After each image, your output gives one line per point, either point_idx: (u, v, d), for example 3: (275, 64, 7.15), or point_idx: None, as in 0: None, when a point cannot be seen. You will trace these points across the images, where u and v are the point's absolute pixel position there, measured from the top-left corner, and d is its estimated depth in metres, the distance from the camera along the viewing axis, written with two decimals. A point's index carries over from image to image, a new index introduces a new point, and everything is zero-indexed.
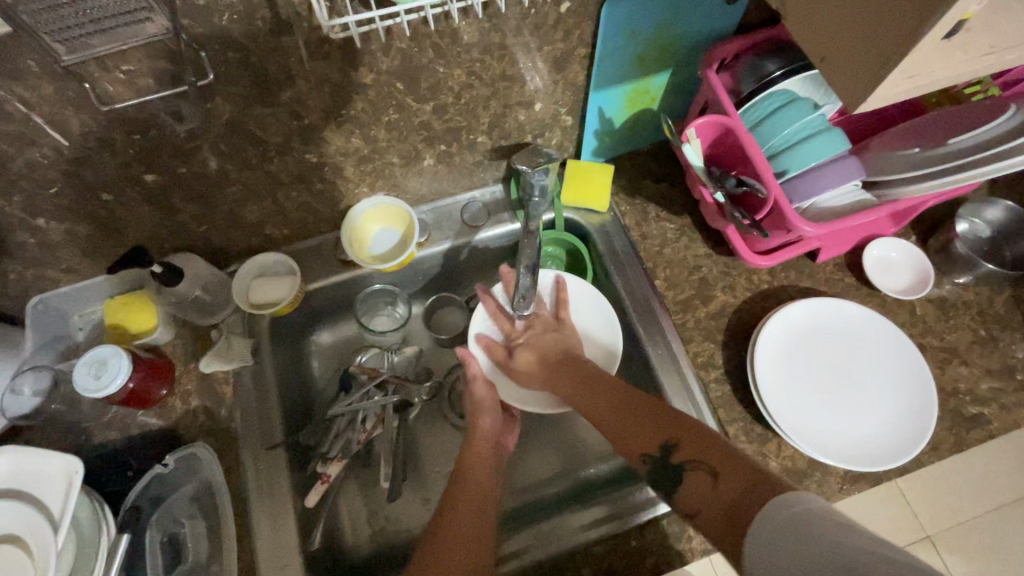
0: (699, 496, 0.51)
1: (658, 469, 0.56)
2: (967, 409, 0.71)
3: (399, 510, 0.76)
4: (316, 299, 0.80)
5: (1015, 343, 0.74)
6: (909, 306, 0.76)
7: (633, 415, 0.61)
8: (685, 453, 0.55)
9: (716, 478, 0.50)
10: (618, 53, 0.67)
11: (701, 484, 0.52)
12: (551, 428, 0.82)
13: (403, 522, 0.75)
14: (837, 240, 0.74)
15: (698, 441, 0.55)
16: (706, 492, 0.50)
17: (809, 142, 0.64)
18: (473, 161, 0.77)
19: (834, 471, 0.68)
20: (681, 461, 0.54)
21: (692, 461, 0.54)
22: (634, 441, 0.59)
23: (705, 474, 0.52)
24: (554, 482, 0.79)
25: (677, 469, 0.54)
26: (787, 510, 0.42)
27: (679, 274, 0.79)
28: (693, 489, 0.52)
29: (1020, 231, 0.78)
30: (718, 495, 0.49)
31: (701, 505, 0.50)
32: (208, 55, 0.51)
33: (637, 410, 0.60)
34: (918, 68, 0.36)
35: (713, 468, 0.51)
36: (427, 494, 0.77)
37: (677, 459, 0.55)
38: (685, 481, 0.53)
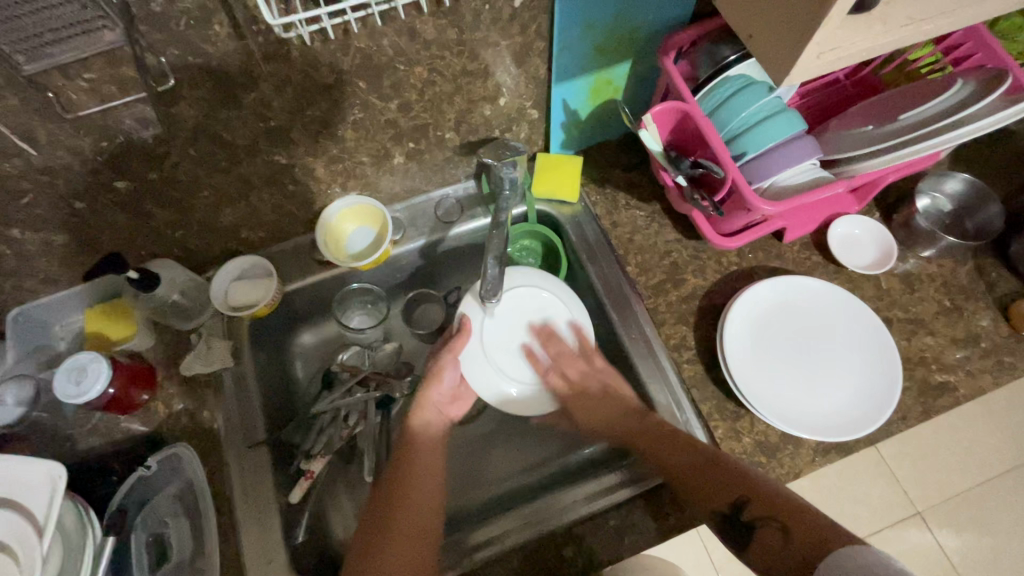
0: (772, 556, 0.55)
1: (727, 522, 0.59)
2: (934, 376, 0.72)
3: None
4: (296, 299, 0.81)
5: (979, 312, 0.76)
6: (874, 281, 0.78)
7: (676, 469, 0.63)
8: (753, 508, 0.59)
9: (787, 537, 0.55)
10: (576, 46, 0.69)
11: (773, 540, 0.56)
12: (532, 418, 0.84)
13: None
14: (801, 219, 0.76)
15: (765, 502, 0.58)
16: (777, 552, 0.55)
17: (765, 123, 0.66)
18: (443, 158, 0.79)
19: (806, 443, 0.69)
20: (752, 516, 0.58)
21: (763, 518, 0.57)
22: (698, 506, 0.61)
23: (775, 534, 0.56)
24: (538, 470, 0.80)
25: (748, 526, 0.58)
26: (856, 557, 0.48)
27: (651, 259, 0.80)
28: (765, 549, 0.56)
29: (979, 202, 0.80)
30: (789, 551, 0.54)
31: (776, 564, 0.55)
32: (168, 60, 0.52)
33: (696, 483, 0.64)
34: (835, 41, 0.37)
35: (784, 526, 0.56)
36: None
37: (744, 517, 0.58)
38: (757, 536, 0.57)
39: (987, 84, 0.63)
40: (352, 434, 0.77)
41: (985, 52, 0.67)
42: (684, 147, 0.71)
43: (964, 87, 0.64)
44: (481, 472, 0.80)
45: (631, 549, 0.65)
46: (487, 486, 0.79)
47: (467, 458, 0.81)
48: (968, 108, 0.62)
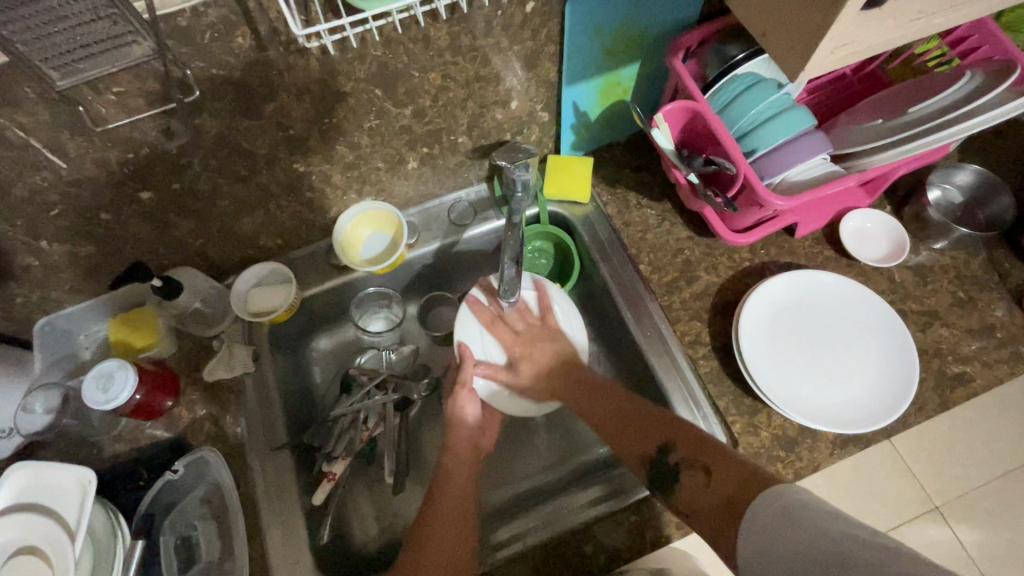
0: (691, 493, 0.59)
1: (659, 470, 0.63)
2: (950, 368, 0.72)
3: (405, 505, 0.78)
4: (314, 305, 0.83)
5: (994, 303, 0.76)
6: (887, 273, 0.78)
7: (619, 424, 0.69)
8: (680, 452, 0.63)
9: (708, 477, 0.58)
10: (586, 49, 0.70)
11: (699, 479, 0.59)
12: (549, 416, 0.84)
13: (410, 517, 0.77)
14: (811, 213, 0.77)
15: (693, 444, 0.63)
16: (698, 491, 0.58)
17: (775, 119, 0.67)
18: (456, 162, 0.80)
19: (823, 436, 0.69)
20: (678, 460, 0.62)
21: (687, 460, 0.62)
22: (632, 450, 0.67)
23: (699, 474, 0.60)
24: (557, 468, 0.81)
25: (674, 468, 0.62)
26: (780, 500, 0.49)
27: (663, 257, 0.81)
28: (688, 490, 0.60)
29: (991, 193, 0.81)
30: (712, 489, 0.57)
31: (697, 502, 0.58)
32: (192, 73, 0.54)
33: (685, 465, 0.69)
34: (848, 37, 0.38)
35: (706, 466, 0.59)
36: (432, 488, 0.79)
37: (672, 459, 0.63)
38: (682, 479, 0.61)
39: (997, 76, 0.64)
40: (371, 436, 0.77)
41: (992, 46, 0.68)
42: (692, 146, 0.72)
43: (974, 80, 0.65)
44: (499, 471, 0.80)
45: (651, 544, 0.66)
46: (504, 485, 0.79)
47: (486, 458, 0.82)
48: (979, 100, 0.62)
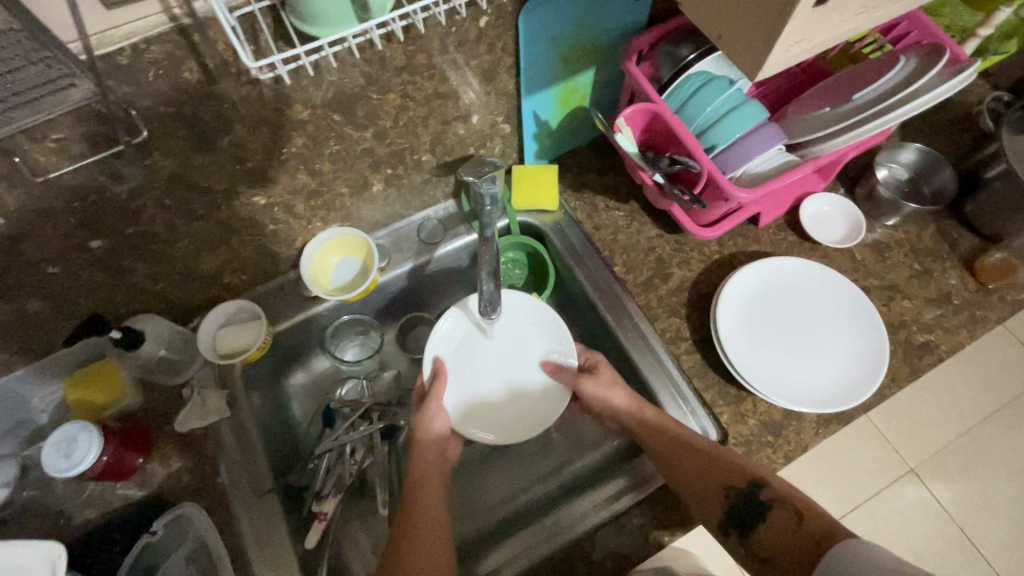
0: (776, 536, 0.58)
1: (736, 506, 0.61)
2: (915, 337, 0.76)
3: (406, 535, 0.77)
4: (286, 339, 0.80)
5: (947, 272, 0.80)
6: (848, 253, 0.81)
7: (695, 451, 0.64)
8: (771, 490, 0.61)
9: (801, 522, 0.58)
10: (543, 59, 0.71)
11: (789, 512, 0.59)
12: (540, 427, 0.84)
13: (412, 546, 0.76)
14: (772, 203, 0.80)
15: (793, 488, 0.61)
16: (784, 538, 0.58)
17: (730, 115, 0.70)
18: (421, 180, 0.79)
19: (808, 417, 0.71)
20: (767, 498, 0.61)
21: (776, 501, 0.60)
22: (716, 476, 0.63)
23: (787, 514, 0.59)
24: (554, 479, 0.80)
25: (760, 508, 0.60)
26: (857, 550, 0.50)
27: (636, 257, 0.82)
28: (772, 530, 0.59)
29: (935, 167, 0.85)
30: (805, 529, 0.57)
31: (778, 546, 0.58)
32: (138, 112, 0.52)
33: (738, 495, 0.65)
34: (801, 32, 0.39)
35: (796, 509, 0.59)
36: None
37: (760, 497, 0.61)
38: (767, 519, 0.60)
39: (928, 59, 0.68)
40: (361, 468, 0.75)
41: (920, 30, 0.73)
42: (653, 148, 0.73)
43: (908, 64, 0.69)
44: (495, 489, 0.80)
45: (655, 543, 0.66)
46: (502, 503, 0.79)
47: (472, 476, 0.80)
48: (916, 82, 0.66)
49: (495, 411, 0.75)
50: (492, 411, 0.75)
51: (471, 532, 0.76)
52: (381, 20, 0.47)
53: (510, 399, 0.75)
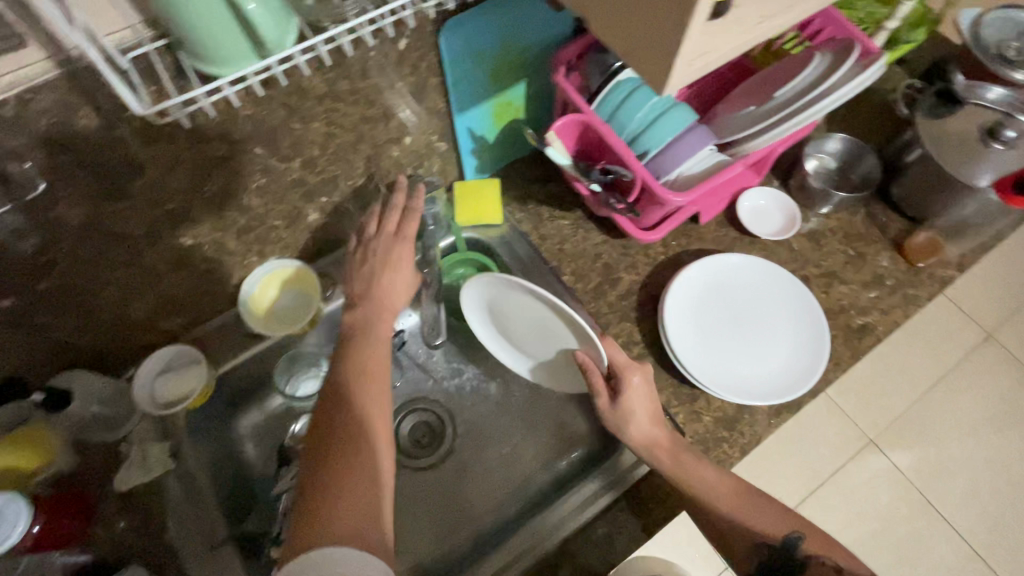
0: None
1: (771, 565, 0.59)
2: (854, 321, 0.78)
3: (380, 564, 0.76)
4: (233, 380, 0.77)
5: (880, 255, 0.83)
6: (786, 244, 0.84)
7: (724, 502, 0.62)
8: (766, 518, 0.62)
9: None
10: (470, 76, 0.70)
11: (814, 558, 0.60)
12: (505, 442, 0.84)
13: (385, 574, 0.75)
14: (713, 200, 0.82)
15: (826, 541, 0.61)
16: None
17: (659, 120, 0.71)
18: (360, 205, 0.78)
19: (760, 409, 0.73)
20: (806, 555, 0.59)
21: (815, 556, 0.59)
22: (744, 533, 0.61)
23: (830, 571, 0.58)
24: (522, 493, 0.81)
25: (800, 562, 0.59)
26: None
27: (585, 265, 0.82)
28: None
29: (858, 155, 0.88)
30: None
31: None
32: (36, 165, 0.49)
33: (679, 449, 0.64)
34: (703, 48, 0.39)
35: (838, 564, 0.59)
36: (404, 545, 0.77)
37: (799, 554, 0.59)
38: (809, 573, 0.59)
39: (841, 54, 0.70)
40: None
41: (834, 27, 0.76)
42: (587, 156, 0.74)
43: (823, 60, 0.71)
44: (465, 510, 0.80)
45: (621, 550, 0.66)
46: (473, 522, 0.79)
47: (441, 499, 0.81)
48: (831, 78, 0.68)
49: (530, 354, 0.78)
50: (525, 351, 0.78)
51: (443, 555, 0.77)
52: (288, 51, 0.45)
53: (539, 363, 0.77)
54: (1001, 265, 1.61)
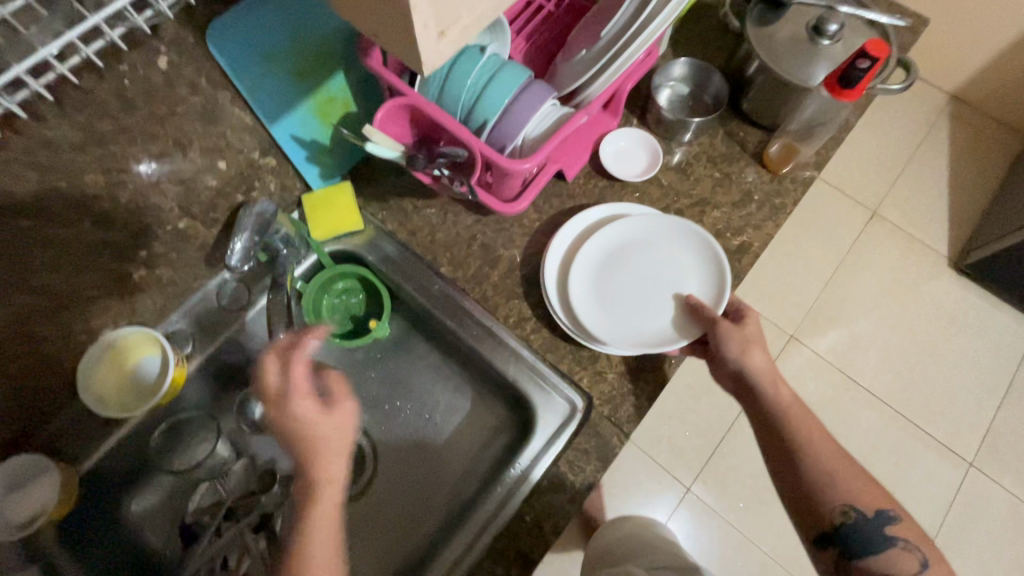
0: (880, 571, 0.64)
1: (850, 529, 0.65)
2: (731, 243, 0.79)
3: None
4: (99, 474, 0.68)
5: (744, 171, 0.84)
6: (655, 181, 0.83)
7: (824, 451, 0.68)
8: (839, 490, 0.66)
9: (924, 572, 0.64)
10: (267, 80, 0.64)
11: (912, 569, 0.64)
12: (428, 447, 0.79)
13: None
14: (575, 153, 0.79)
15: (914, 530, 0.66)
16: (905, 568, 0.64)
17: (491, 85, 0.67)
18: (193, 249, 0.70)
19: (659, 352, 0.72)
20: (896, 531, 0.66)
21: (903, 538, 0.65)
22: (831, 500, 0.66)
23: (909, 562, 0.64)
24: (457, 492, 0.76)
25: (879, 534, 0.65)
26: None
27: (461, 251, 0.78)
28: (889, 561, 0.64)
29: (705, 74, 0.87)
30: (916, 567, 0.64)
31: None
32: None
33: (727, 366, 0.71)
34: (450, 14, 0.34)
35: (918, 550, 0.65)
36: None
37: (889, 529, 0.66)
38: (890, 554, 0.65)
39: None
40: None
41: None
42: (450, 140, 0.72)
43: None
44: (400, 528, 0.75)
45: (552, 531, 0.66)
46: (413, 540, 0.74)
47: (372, 526, 0.76)
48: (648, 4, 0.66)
49: (646, 338, 0.71)
50: (638, 342, 0.71)
51: None
52: (9, 77, 0.45)
53: (652, 336, 0.72)
54: (871, 145, 1.70)
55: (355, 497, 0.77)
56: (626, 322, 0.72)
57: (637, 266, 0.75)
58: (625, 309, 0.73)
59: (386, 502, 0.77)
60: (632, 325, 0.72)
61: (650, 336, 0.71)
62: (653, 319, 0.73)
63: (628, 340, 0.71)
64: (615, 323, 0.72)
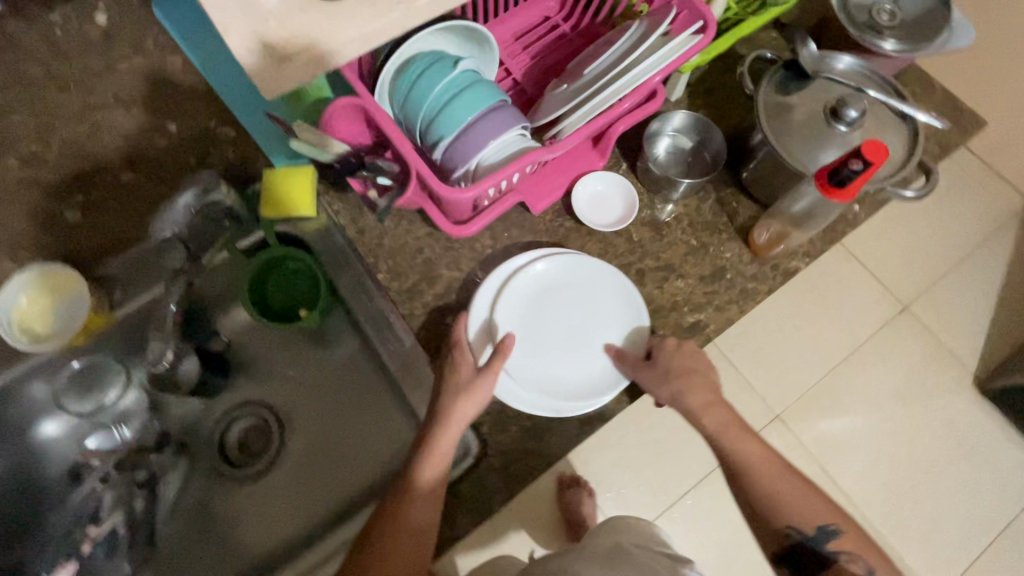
0: None
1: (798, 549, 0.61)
2: (685, 319, 0.73)
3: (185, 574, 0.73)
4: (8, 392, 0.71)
5: (724, 245, 0.77)
6: (625, 234, 0.77)
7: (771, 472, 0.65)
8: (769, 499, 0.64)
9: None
10: None
11: None
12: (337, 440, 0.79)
13: None
14: (541, 187, 0.75)
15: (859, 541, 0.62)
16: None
17: (453, 102, 0.63)
18: None
19: (571, 417, 0.68)
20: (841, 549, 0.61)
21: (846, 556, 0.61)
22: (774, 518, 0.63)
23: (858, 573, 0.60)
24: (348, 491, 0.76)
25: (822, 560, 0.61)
26: None
27: (403, 262, 0.74)
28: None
29: (706, 131, 0.81)
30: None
31: None
32: None
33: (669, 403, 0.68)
34: None
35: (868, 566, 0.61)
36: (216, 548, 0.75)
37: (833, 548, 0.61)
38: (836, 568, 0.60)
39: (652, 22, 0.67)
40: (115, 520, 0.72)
41: None
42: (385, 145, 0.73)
43: (632, 32, 0.67)
44: (290, 512, 0.76)
45: None
46: (296, 529, 0.75)
47: (264, 504, 0.77)
48: (636, 50, 0.65)
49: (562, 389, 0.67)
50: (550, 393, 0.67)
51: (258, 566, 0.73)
52: None
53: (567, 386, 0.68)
54: None
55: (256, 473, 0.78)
56: (544, 368, 0.68)
57: (568, 308, 0.71)
58: (547, 354, 0.69)
59: (281, 485, 0.78)
60: (550, 372, 0.68)
61: (564, 388, 0.67)
62: (573, 368, 0.69)
63: (541, 388, 0.67)
64: (533, 365, 0.68)
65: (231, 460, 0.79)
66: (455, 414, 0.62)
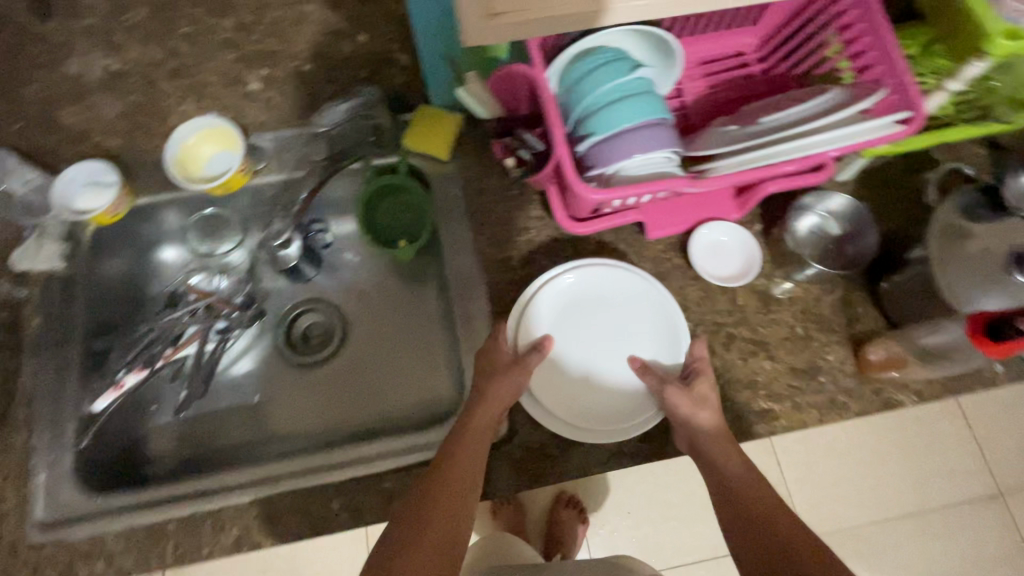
0: None
1: None
2: (757, 402, 0.69)
3: (221, 425, 0.81)
4: (148, 210, 0.80)
5: (830, 346, 0.71)
6: (730, 294, 0.73)
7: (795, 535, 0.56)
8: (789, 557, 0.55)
9: None
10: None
11: None
12: (389, 367, 0.83)
13: (221, 434, 0.80)
14: (666, 214, 0.73)
15: None
16: None
17: (617, 104, 0.62)
18: None
19: (603, 445, 0.66)
20: None
21: None
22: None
23: None
24: (380, 417, 0.80)
25: None
26: None
27: (506, 234, 0.76)
28: None
29: (860, 225, 0.74)
30: None
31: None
32: None
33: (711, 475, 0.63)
34: None
35: None
36: (253, 415, 0.81)
37: None
38: None
39: (851, 93, 0.62)
40: (178, 356, 0.77)
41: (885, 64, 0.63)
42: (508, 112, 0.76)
43: (827, 97, 0.63)
44: (325, 412, 0.81)
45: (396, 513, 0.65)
46: (325, 430, 0.80)
47: (308, 395, 0.83)
48: (824, 117, 0.60)
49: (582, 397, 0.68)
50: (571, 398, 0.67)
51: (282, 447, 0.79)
52: None
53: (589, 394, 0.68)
54: None
55: (310, 365, 0.84)
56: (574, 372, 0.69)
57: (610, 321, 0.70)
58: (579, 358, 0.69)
59: (328, 385, 0.83)
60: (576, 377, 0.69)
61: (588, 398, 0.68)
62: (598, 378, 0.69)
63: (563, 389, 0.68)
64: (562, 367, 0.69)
65: (297, 347, 0.85)
66: (495, 392, 0.64)
